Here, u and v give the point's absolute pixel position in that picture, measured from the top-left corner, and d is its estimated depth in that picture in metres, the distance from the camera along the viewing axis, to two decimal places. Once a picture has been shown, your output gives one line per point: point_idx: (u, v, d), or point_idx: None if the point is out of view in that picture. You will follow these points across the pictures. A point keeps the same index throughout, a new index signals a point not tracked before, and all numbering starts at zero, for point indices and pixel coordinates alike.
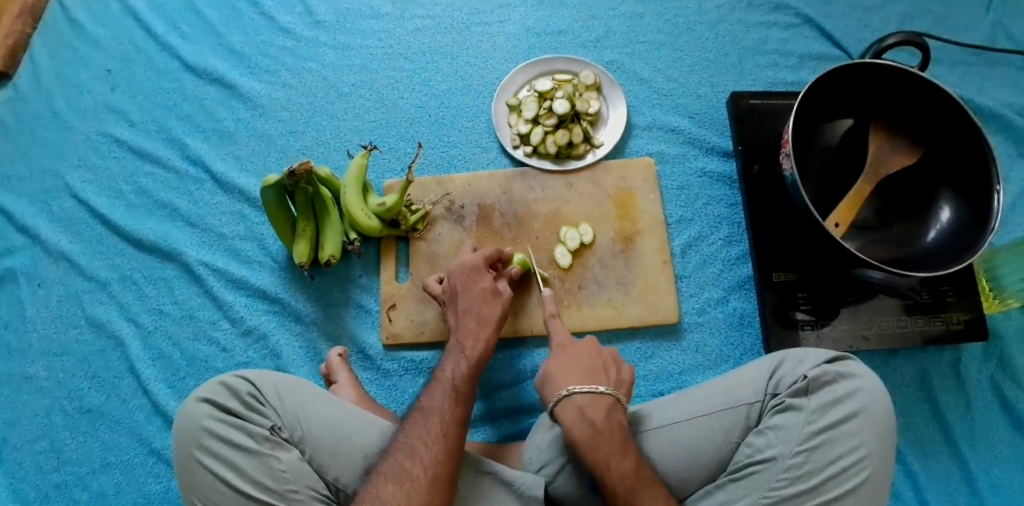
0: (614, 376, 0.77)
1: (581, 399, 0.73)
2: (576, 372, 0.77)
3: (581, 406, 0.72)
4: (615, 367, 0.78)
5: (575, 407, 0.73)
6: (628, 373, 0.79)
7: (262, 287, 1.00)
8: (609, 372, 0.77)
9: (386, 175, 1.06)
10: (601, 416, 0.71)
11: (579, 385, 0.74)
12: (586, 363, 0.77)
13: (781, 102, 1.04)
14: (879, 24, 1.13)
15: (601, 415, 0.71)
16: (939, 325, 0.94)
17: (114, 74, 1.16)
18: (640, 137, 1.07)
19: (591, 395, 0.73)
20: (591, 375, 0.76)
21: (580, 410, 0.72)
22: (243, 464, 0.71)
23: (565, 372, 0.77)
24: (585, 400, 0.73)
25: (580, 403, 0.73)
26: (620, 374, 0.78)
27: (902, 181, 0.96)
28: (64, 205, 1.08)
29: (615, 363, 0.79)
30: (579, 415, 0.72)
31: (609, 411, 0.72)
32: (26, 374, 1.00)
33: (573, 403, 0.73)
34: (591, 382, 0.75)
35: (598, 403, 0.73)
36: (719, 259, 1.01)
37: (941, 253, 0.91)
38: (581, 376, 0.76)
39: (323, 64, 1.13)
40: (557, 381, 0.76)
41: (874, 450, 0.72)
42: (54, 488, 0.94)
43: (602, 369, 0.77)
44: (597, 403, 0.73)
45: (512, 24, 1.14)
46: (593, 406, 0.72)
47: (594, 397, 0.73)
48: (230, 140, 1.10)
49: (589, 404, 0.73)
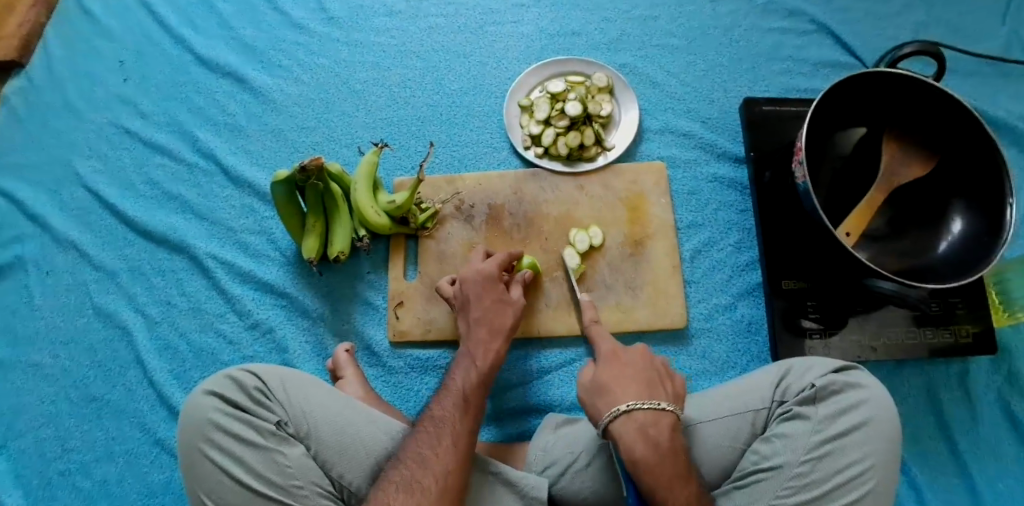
0: (670, 389, 0.73)
1: (643, 417, 0.68)
2: (633, 384, 0.71)
3: (641, 423, 0.68)
4: (669, 380, 0.74)
5: (636, 426, 0.67)
6: (680, 385, 0.75)
7: (271, 282, 1.00)
8: (666, 385, 0.73)
9: (396, 172, 1.06)
10: (667, 439, 0.67)
11: (639, 400, 0.69)
12: (643, 374, 0.72)
13: (794, 109, 1.03)
14: (894, 33, 1.13)
15: (665, 436, 0.68)
16: (949, 337, 0.93)
17: (127, 65, 1.16)
18: (652, 141, 1.07)
19: (657, 413, 0.69)
20: (649, 388, 0.71)
21: (641, 429, 0.67)
22: (250, 458, 0.71)
23: (624, 384, 0.71)
24: (647, 417, 0.68)
25: (642, 422, 0.68)
26: (675, 387, 0.74)
27: (914, 191, 0.96)
28: (74, 194, 1.09)
29: (668, 374, 0.74)
30: (642, 434, 0.67)
31: (671, 432, 0.68)
32: (32, 361, 1.00)
33: (633, 420, 0.68)
34: (652, 397, 0.70)
35: (660, 422, 0.68)
36: (728, 265, 1.00)
37: (952, 264, 0.90)
38: (641, 387, 0.71)
39: (335, 61, 1.13)
40: (615, 392, 0.70)
41: (881, 460, 0.72)
42: (57, 476, 0.94)
43: (658, 380, 0.73)
44: (660, 423, 0.68)
45: (526, 25, 1.14)
46: (656, 426, 0.68)
47: (658, 414, 0.69)
48: (241, 134, 1.10)
49: (652, 423, 0.68)
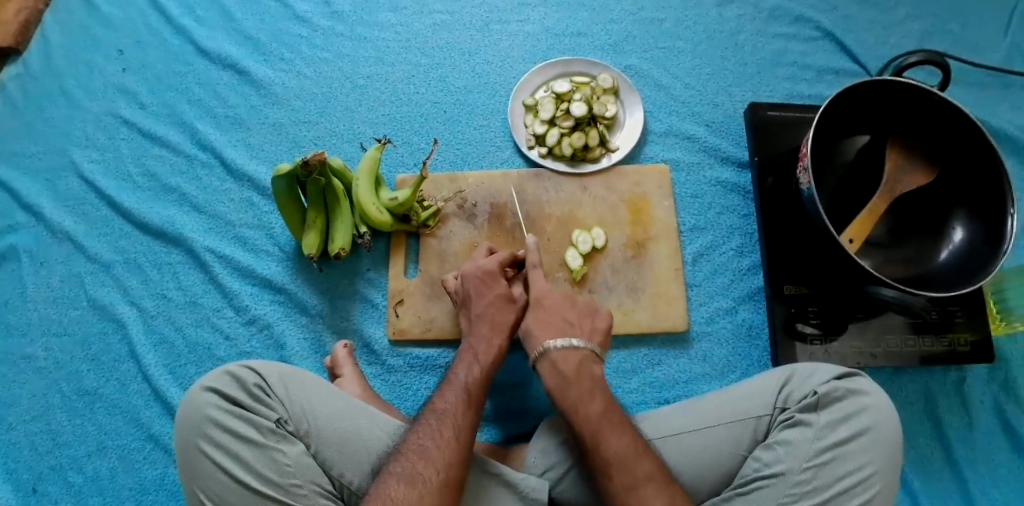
0: (588, 327, 0.84)
1: (556, 354, 0.79)
2: (552, 326, 0.83)
3: (554, 360, 0.79)
4: (591, 319, 0.85)
5: (550, 364, 0.79)
6: (604, 321, 0.86)
7: (269, 277, 0.99)
8: (584, 323, 0.84)
9: (399, 169, 1.05)
10: (573, 368, 0.78)
11: (555, 339, 0.81)
12: (562, 318, 0.84)
13: (798, 115, 1.03)
14: (897, 41, 1.13)
15: (571, 366, 0.78)
16: (945, 345, 0.94)
17: (126, 54, 1.14)
18: (656, 144, 1.07)
19: (566, 349, 0.80)
20: (566, 330, 0.83)
21: (552, 364, 0.79)
22: (248, 456, 0.70)
23: (545, 325, 0.84)
24: (558, 353, 0.79)
25: (554, 358, 0.79)
26: (596, 324, 0.85)
27: (918, 200, 0.96)
28: (70, 185, 1.07)
29: (591, 315, 0.86)
30: (552, 367, 0.79)
31: (580, 362, 0.79)
32: (25, 352, 0.98)
33: (548, 358, 0.80)
34: (569, 336, 0.82)
35: (570, 357, 0.79)
36: (730, 269, 1.00)
37: (953, 274, 0.91)
38: (558, 327, 0.83)
39: (339, 55, 1.12)
40: (535, 332, 0.83)
41: (882, 467, 0.73)
42: (48, 470, 0.93)
43: (578, 322, 0.84)
44: (571, 356, 0.79)
45: (531, 23, 1.14)
46: (564, 360, 0.79)
47: (569, 349, 0.80)
48: (241, 126, 1.09)
49: (562, 357, 0.79)
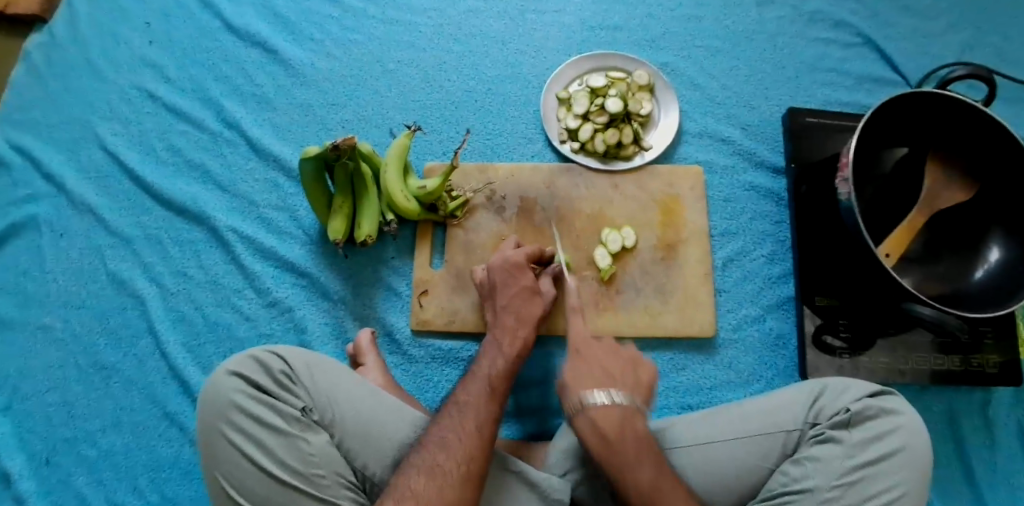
0: (630, 380, 0.75)
1: (595, 412, 0.71)
2: (592, 379, 0.74)
3: (594, 419, 0.70)
4: (634, 369, 0.77)
5: (589, 421, 0.71)
6: (648, 375, 0.77)
7: (292, 260, 0.98)
8: (626, 376, 0.75)
9: (428, 157, 1.03)
10: (615, 429, 0.69)
11: (595, 394, 0.72)
12: (605, 368, 0.76)
13: (838, 122, 1.01)
14: (939, 51, 1.10)
15: (613, 425, 0.70)
16: (974, 366, 0.92)
17: (153, 27, 1.12)
18: (690, 144, 1.05)
19: (608, 406, 0.71)
20: (608, 381, 0.74)
21: (592, 424, 0.70)
22: (272, 444, 0.69)
23: (584, 379, 0.74)
24: (598, 412, 0.71)
25: (594, 418, 0.70)
26: (639, 376, 0.76)
27: (954, 216, 0.94)
28: (93, 156, 1.05)
29: (634, 365, 0.77)
30: (593, 428, 0.70)
31: (623, 421, 0.70)
32: (41, 323, 0.97)
33: (587, 416, 0.71)
34: (608, 388, 0.73)
35: (611, 414, 0.70)
36: (759, 275, 0.99)
37: (988, 293, 0.89)
38: (597, 380, 0.74)
39: (370, 38, 1.10)
40: (574, 388, 0.74)
41: (913, 489, 0.71)
42: (61, 443, 0.91)
43: (619, 373, 0.75)
44: (610, 414, 0.70)
45: (568, 15, 1.11)
46: (605, 419, 0.70)
47: (611, 408, 0.71)
48: (268, 106, 1.07)
49: (603, 416, 0.70)
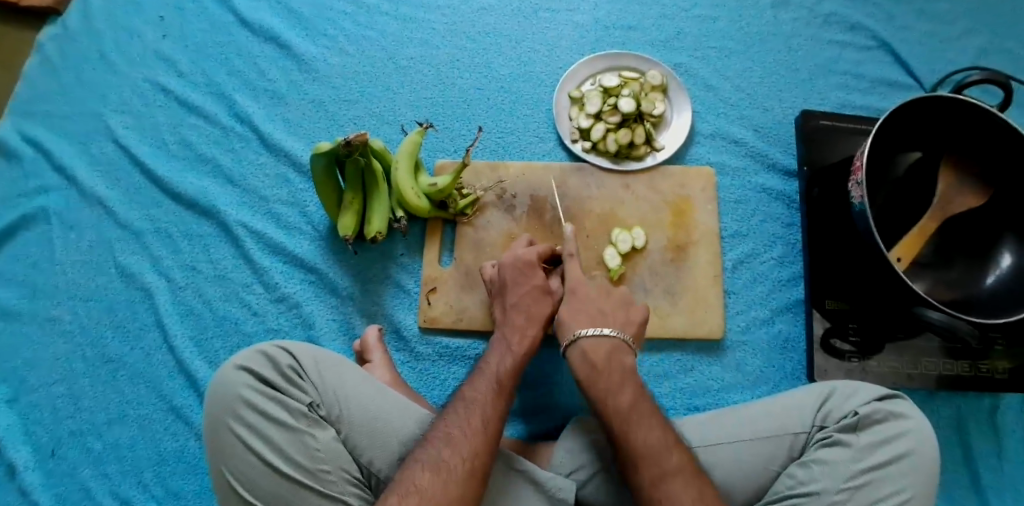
0: (620, 319, 0.81)
1: (586, 343, 0.77)
2: (586, 314, 0.80)
3: (585, 349, 0.77)
4: (626, 309, 0.82)
5: (581, 351, 0.77)
6: (639, 314, 0.83)
7: (301, 256, 0.98)
8: (617, 314, 0.81)
9: (438, 154, 1.03)
10: (602, 359, 0.76)
11: (588, 328, 0.78)
12: (597, 304, 0.81)
13: (852, 125, 1.00)
14: (955, 56, 1.09)
15: (602, 356, 0.76)
16: (983, 373, 0.92)
17: (167, 21, 1.12)
18: (702, 145, 1.04)
19: (598, 339, 0.77)
20: (600, 317, 0.80)
21: (583, 354, 0.77)
22: (279, 439, 0.69)
23: (578, 315, 0.81)
24: (589, 342, 0.77)
25: (584, 348, 0.77)
26: (631, 315, 0.82)
27: (969, 222, 0.93)
28: (104, 149, 1.05)
29: (627, 305, 0.83)
30: (583, 358, 0.77)
31: (611, 352, 0.76)
32: (50, 315, 0.97)
33: (579, 347, 0.77)
34: (600, 324, 0.79)
35: (601, 347, 0.77)
36: (769, 278, 0.98)
37: (1002, 299, 0.88)
38: (591, 316, 0.80)
39: (382, 34, 1.10)
40: (568, 323, 0.80)
41: (921, 493, 0.70)
42: (68, 435, 0.92)
43: (611, 311, 0.81)
44: (600, 346, 0.77)
45: (581, 14, 1.11)
46: (595, 350, 0.76)
47: (601, 340, 0.77)
48: (280, 101, 1.07)
49: (593, 347, 0.77)
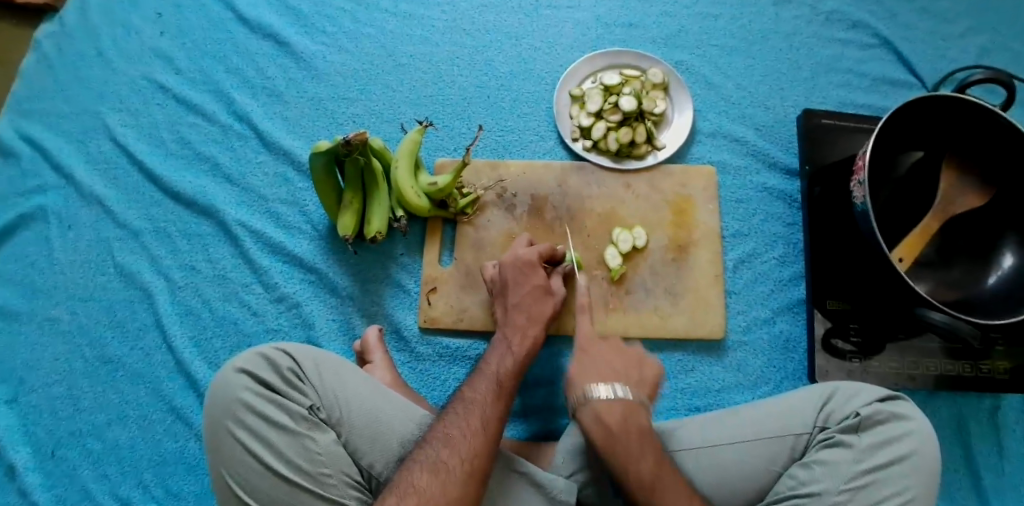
0: (634, 377, 0.77)
1: (600, 405, 0.72)
2: (598, 376, 0.76)
3: (597, 411, 0.72)
4: (639, 368, 0.78)
5: (593, 412, 0.72)
6: (652, 373, 0.79)
7: (300, 255, 0.97)
8: (631, 373, 0.77)
9: (438, 153, 1.03)
10: (619, 420, 0.71)
11: (600, 390, 0.73)
12: (610, 365, 0.77)
13: (853, 124, 1.00)
14: (957, 54, 1.08)
15: (616, 417, 0.71)
16: (984, 373, 0.91)
17: (164, 18, 1.11)
18: (703, 144, 1.04)
19: (611, 400, 0.72)
20: (613, 376, 0.76)
21: (597, 416, 0.71)
22: (280, 442, 0.69)
23: (592, 373, 0.76)
24: (603, 404, 0.72)
25: (598, 410, 0.72)
26: (644, 375, 0.78)
27: (971, 222, 0.92)
28: (102, 147, 1.05)
29: (639, 364, 0.79)
30: (597, 420, 0.71)
31: (626, 414, 0.71)
32: (49, 315, 0.97)
33: (591, 408, 0.72)
34: (614, 383, 0.75)
35: (615, 408, 0.72)
36: (770, 278, 0.98)
37: (1003, 300, 0.87)
38: (603, 375, 0.76)
39: (381, 31, 1.09)
40: (579, 383, 0.76)
41: (921, 494, 0.70)
42: (68, 435, 0.91)
43: (624, 371, 0.77)
44: (615, 407, 0.72)
45: (582, 11, 1.10)
46: (609, 412, 0.71)
47: (615, 403, 0.72)
48: (278, 99, 1.06)
49: (607, 410, 0.72)
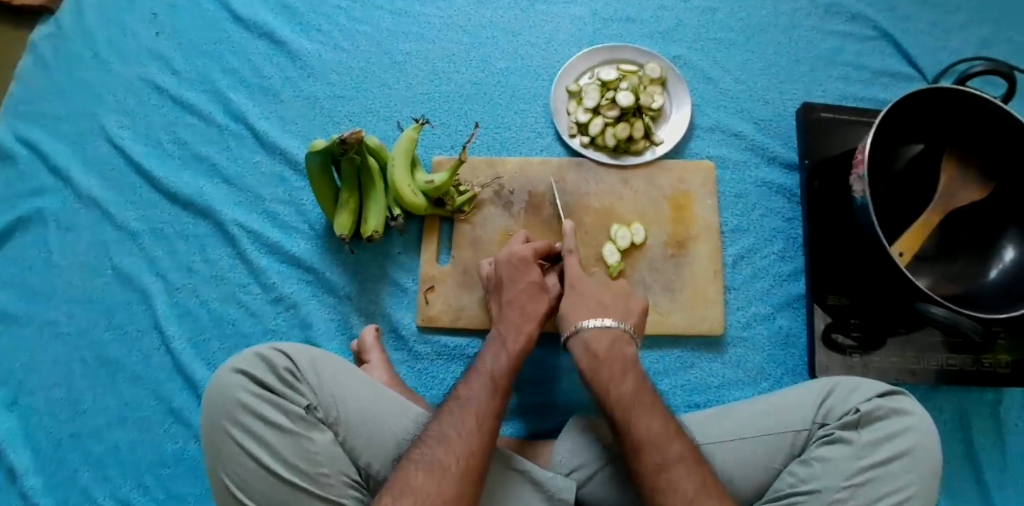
0: (622, 309, 0.80)
1: (588, 333, 0.77)
2: (586, 305, 0.80)
3: (586, 340, 0.76)
4: (628, 298, 0.81)
5: (582, 342, 0.77)
6: (640, 305, 0.82)
7: (298, 255, 0.97)
8: (619, 305, 0.80)
9: (435, 150, 1.02)
10: (605, 349, 0.75)
11: (589, 320, 0.77)
12: (599, 297, 0.80)
13: (853, 117, 0.99)
14: (957, 46, 1.07)
15: (603, 345, 0.75)
16: (986, 368, 0.91)
17: (160, 18, 1.11)
18: (701, 139, 1.03)
19: (598, 329, 0.77)
20: (601, 308, 0.79)
21: (585, 344, 0.76)
22: (277, 443, 0.68)
23: (582, 307, 0.80)
24: (591, 333, 0.76)
25: (587, 339, 0.76)
26: (632, 306, 0.81)
27: (972, 215, 0.92)
28: (99, 149, 1.05)
29: (628, 295, 0.82)
30: (585, 348, 0.76)
31: (612, 341, 0.76)
32: (48, 318, 0.97)
33: (580, 338, 0.77)
34: (602, 316, 0.78)
35: (602, 336, 0.76)
36: (770, 273, 0.97)
37: (1003, 294, 0.87)
38: (591, 308, 0.79)
39: (377, 29, 1.09)
40: (568, 314, 0.79)
41: (922, 490, 0.70)
42: (68, 438, 0.92)
43: (612, 302, 0.80)
44: (604, 337, 0.76)
45: (579, 6, 1.10)
46: (596, 339, 0.76)
47: (602, 329, 0.77)
48: (275, 98, 1.06)
49: (594, 339, 0.76)
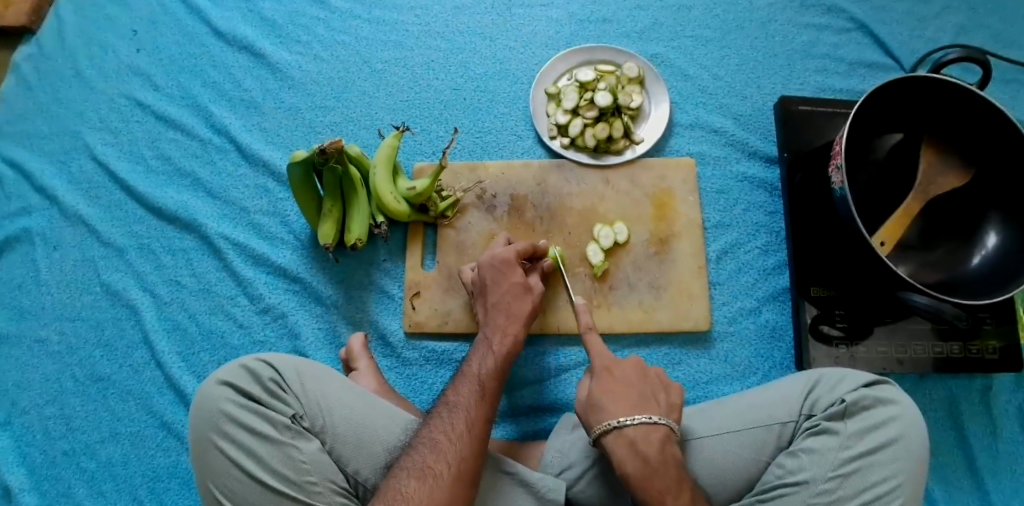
0: (663, 402, 0.73)
1: (633, 432, 0.69)
2: (625, 399, 0.72)
3: (631, 439, 0.69)
4: (665, 391, 0.75)
5: (626, 441, 0.69)
6: (677, 395, 0.75)
7: (283, 265, 0.97)
8: (659, 397, 0.73)
9: (417, 157, 1.03)
10: (656, 452, 0.68)
11: (630, 416, 0.70)
12: (636, 388, 0.73)
13: (830, 109, 0.99)
14: (933, 34, 1.08)
15: (655, 450, 0.68)
16: (973, 354, 0.91)
17: (140, 35, 1.12)
18: (681, 136, 1.04)
19: (645, 428, 0.69)
20: (642, 402, 0.72)
21: (631, 444, 0.68)
22: (264, 452, 0.69)
23: (616, 400, 0.72)
24: (637, 433, 0.69)
25: (631, 437, 0.69)
26: (670, 399, 0.74)
27: (952, 202, 0.91)
28: (84, 167, 1.05)
29: (663, 387, 0.75)
30: (631, 450, 0.68)
31: (662, 445, 0.69)
32: (38, 336, 0.98)
33: (624, 436, 0.69)
34: (643, 411, 0.71)
35: (651, 436, 0.69)
36: (754, 267, 0.98)
37: (987, 280, 0.87)
38: (631, 403, 0.71)
39: (356, 38, 1.09)
40: (604, 408, 0.71)
41: (909, 479, 0.70)
42: (61, 455, 0.92)
43: (652, 395, 0.73)
44: (651, 436, 0.69)
45: (556, 9, 1.10)
46: (646, 441, 0.68)
47: (649, 428, 0.69)
48: (256, 110, 1.07)
49: (642, 438, 0.69)
